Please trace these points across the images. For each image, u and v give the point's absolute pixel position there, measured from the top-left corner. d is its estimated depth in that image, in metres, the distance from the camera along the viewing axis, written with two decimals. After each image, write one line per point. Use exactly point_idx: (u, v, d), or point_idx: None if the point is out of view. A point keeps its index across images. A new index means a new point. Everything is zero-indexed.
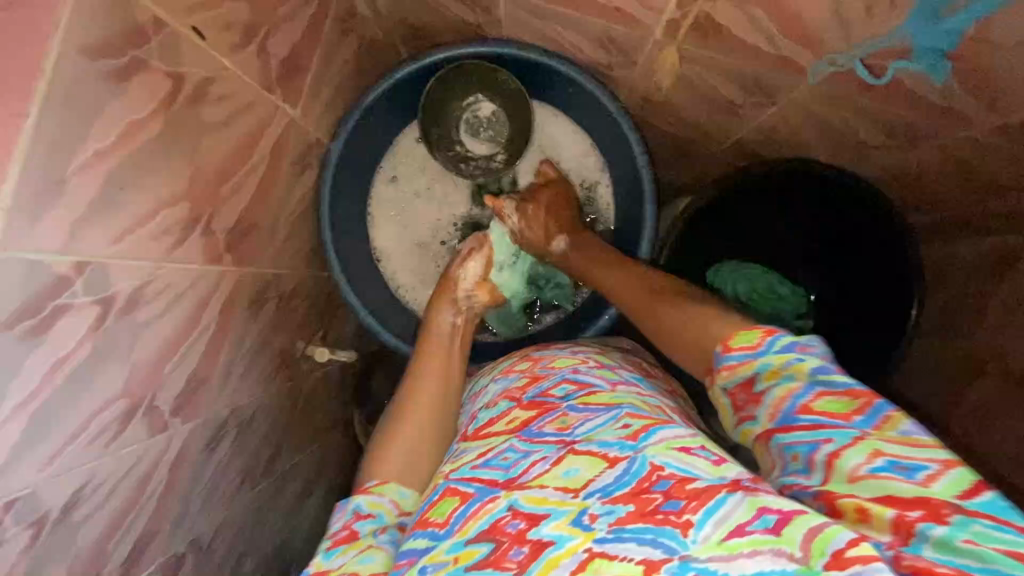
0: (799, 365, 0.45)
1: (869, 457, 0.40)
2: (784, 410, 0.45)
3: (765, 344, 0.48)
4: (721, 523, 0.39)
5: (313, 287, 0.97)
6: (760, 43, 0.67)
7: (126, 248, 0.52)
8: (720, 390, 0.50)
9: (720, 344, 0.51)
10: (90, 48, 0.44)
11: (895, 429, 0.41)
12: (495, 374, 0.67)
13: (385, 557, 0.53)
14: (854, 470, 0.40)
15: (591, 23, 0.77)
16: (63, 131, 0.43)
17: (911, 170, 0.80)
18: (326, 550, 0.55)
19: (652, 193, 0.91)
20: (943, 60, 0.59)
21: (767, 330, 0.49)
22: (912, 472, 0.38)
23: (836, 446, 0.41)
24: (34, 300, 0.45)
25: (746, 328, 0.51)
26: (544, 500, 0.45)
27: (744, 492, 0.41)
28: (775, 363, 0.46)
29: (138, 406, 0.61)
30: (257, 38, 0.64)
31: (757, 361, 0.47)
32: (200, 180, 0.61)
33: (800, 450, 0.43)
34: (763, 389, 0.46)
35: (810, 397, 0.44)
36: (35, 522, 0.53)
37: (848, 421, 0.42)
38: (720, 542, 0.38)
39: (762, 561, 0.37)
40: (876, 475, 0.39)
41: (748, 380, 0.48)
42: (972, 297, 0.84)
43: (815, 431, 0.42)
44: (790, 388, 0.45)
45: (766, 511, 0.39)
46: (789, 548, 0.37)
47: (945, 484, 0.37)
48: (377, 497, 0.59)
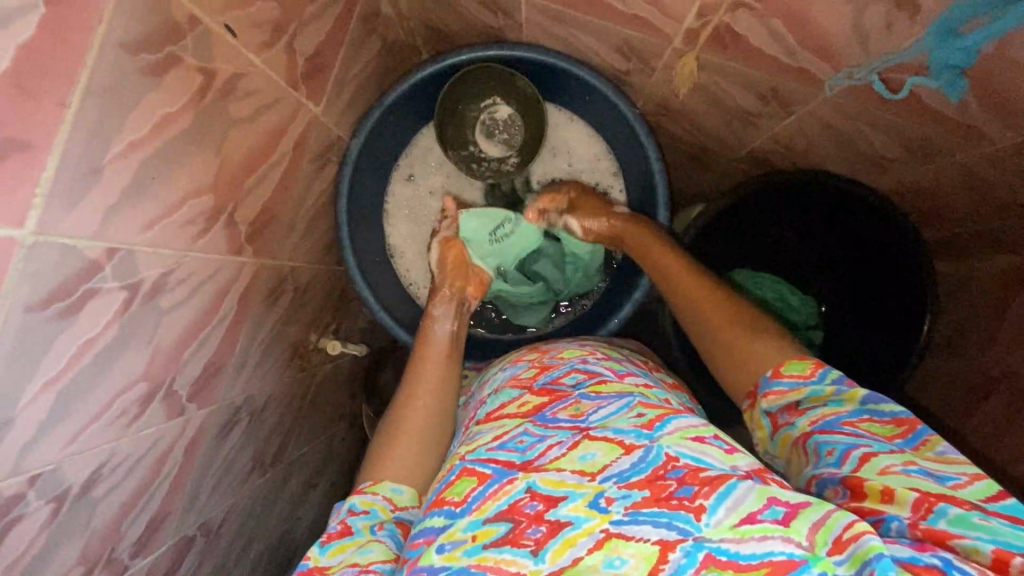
0: (851, 392, 0.48)
1: (903, 462, 0.42)
2: (827, 420, 0.47)
3: (817, 373, 0.50)
4: (733, 510, 0.41)
5: (327, 281, 0.99)
6: (779, 54, 0.68)
7: (154, 236, 0.54)
8: (762, 412, 0.53)
9: (771, 369, 0.54)
10: (130, 43, 0.46)
11: (933, 450, 0.43)
12: (504, 363, 0.69)
13: (383, 548, 0.53)
14: (887, 466, 0.42)
15: (611, 30, 0.78)
16: (101, 122, 0.45)
17: (928, 184, 0.80)
18: (320, 544, 0.54)
19: (665, 199, 0.92)
20: (960, 78, 0.59)
21: (818, 363, 0.51)
22: (942, 479, 0.41)
23: (873, 450, 0.43)
24: (66, 283, 0.47)
25: (796, 358, 0.53)
26: (561, 483, 0.46)
27: (754, 482, 0.43)
28: (826, 390, 0.49)
29: (158, 389, 0.63)
30: (284, 37, 0.65)
31: (807, 386, 0.50)
32: (226, 173, 0.62)
33: (837, 446, 0.45)
34: (809, 408, 0.49)
35: (857, 419, 0.46)
36: (55, 499, 0.55)
37: (891, 440, 0.44)
38: (731, 527, 0.40)
39: (771, 544, 0.39)
40: (908, 473, 0.41)
41: (793, 402, 0.51)
42: (985, 316, 0.83)
43: (855, 436, 0.45)
44: (835, 408, 0.48)
45: (776, 503, 0.41)
46: (796, 537, 0.39)
47: (973, 489, 0.40)
48: (370, 495, 0.59)
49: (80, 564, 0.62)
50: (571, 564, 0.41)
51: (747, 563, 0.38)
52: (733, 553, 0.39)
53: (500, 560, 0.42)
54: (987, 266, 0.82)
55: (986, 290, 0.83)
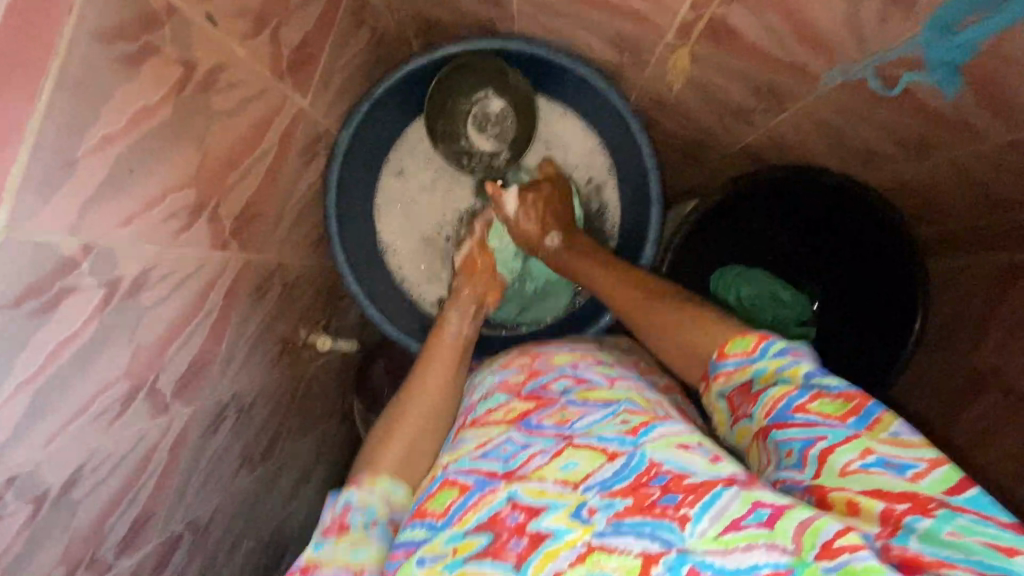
0: (794, 369, 0.47)
1: (860, 455, 0.41)
2: (780, 408, 0.46)
3: (759, 349, 0.50)
4: (717, 518, 0.40)
5: (316, 276, 0.98)
6: (774, 48, 0.67)
7: (133, 232, 0.53)
8: (717, 394, 0.53)
9: (715, 351, 0.53)
10: (104, 33, 0.44)
11: (886, 431, 0.42)
12: (494, 367, 0.68)
13: (375, 553, 0.54)
14: (845, 465, 0.42)
15: (603, 23, 0.77)
16: (74, 115, 0.44)
17: (921, 182, 0.80)
18: (316, 541, 0.54)
19: (659, 195, 0.91)
20: (954, 74, 0.58)
21: (760, 336, 0.50)
22: (902, 469, 0.40)
23: (830, 444, 0.43)
24: (41, 280, 0.46)
25: (739, 334, 0.53)
26: (543, 493, 0.46)
27: (739, 487, 0.41)
28: (771, 367, 0.48)
29: (140, 387, 0.62)
30: (268, 27, 0.64)
31: (753, 366, 0.49)
32: (209, 167, 0.61)
33: (794, 446, 0.44)
34: (760, 391, 0.48)
35: (806, 399, 0.45)
36: (35, 499, 0.54)
37: (844, 423, 0.43)
38: (716, 537, 0.40)
39: (757, 555, 0.38)
40: (867, 470, 0.41)
41: (743, 383, 0.50)
42: (975, 314, 0.84)
43: (809, 428, 0.44)
44: (786, 390, 0.46)
45: (760, 506, 0.40)
46: (782, 541, 0.38)
47: (933, 480, 0.39)
48: (368, 490, 0.58)
49: (62, 564, 0.61)
50: None
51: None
52: (718, 568, 0.38)
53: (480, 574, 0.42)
54: (978, 264, 0.83)
55: (976, 288, 0.84)
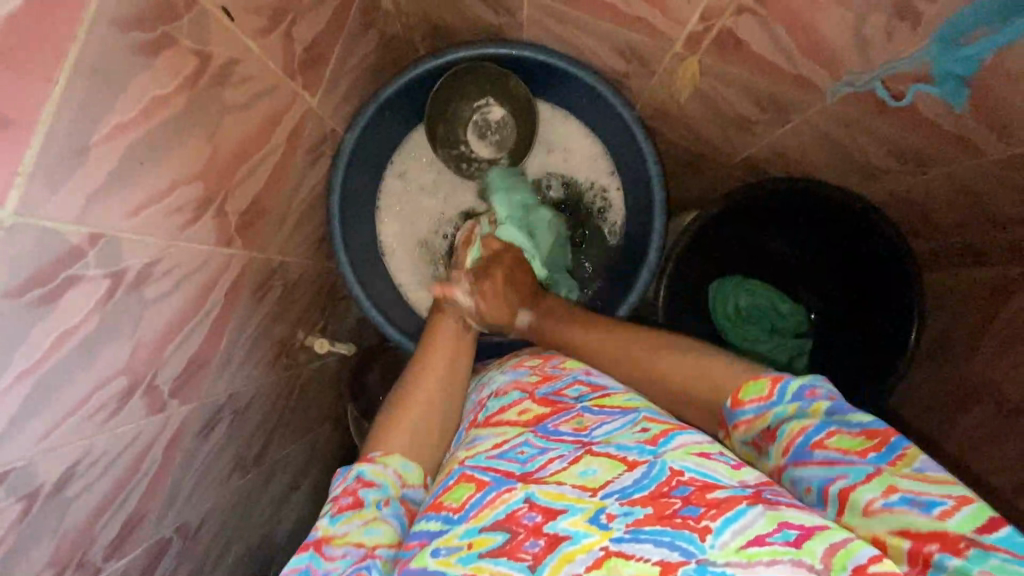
0: (812, 407, 0.48)
1: (883, 493, 0.41)
2: (797, 448, 0.47)
3: (775, 391, 0.50)
4: (740, 532, 0.40)
5: (317, 277, 0.97)
6: (780, 60, 0.68)
7: (140, 223, 0.52)
8: (739, 441, 0.53)
9: (731, 398, 0.54)
10: (122, 20, 0.44)
11: (910, 466, 0.42)
12: (503, 367, 0.68)
13: (388, 531, 0.52)
14: (868, 504, 0.41)
15: (611, 31, 0.78)
16: (89, 100, 0.43)
17: (920, 199, 0.81)
18: (329, 514, 0.53)
19: (663, 205, 0.92)
20: (961, 86, 0.59)
21: (774, 379, 0.52)
22: (928, 507, 0.39)
23: (850, 482, 0.43)
24: (46, 269, 0.44)
25: (753, 378, 0.54)
26: (562, 496, 0.45)
27: (764, 505, 0.41)
28: (790, 410, 0.49)
29: (139, 383, 0.60)
30: (282, 24, 0.64)
31: (770, 410, 0.50)
32: (218, 163, 0.60)
33: (812, 483, 0.45)
34: (778, 431, 0.49)
35: (824, 435, 0.46)
36: (26, 496, 0.52)
37: (864, 459, 0.43)
38: (738, 550, 0.39)
39: (782, 570, 0.38)
40: (891, 509, 0.40)
41: (764, 427, 0.50)
42: (968, 328, 0.85)
43: (828, 467, 0.44)
44: (803, 426, 0.47)
45: (788, 526, 0.40)
46: (809, 559, 0.38)
47: (962, 518, 0.38)
48: (381, 467, 0.57)
49: (50, 566, 0.59)
50: None
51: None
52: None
53: (495, 572, 0.42)
54: (970, 278, 0.84)
55: (966, 299, 0.85)
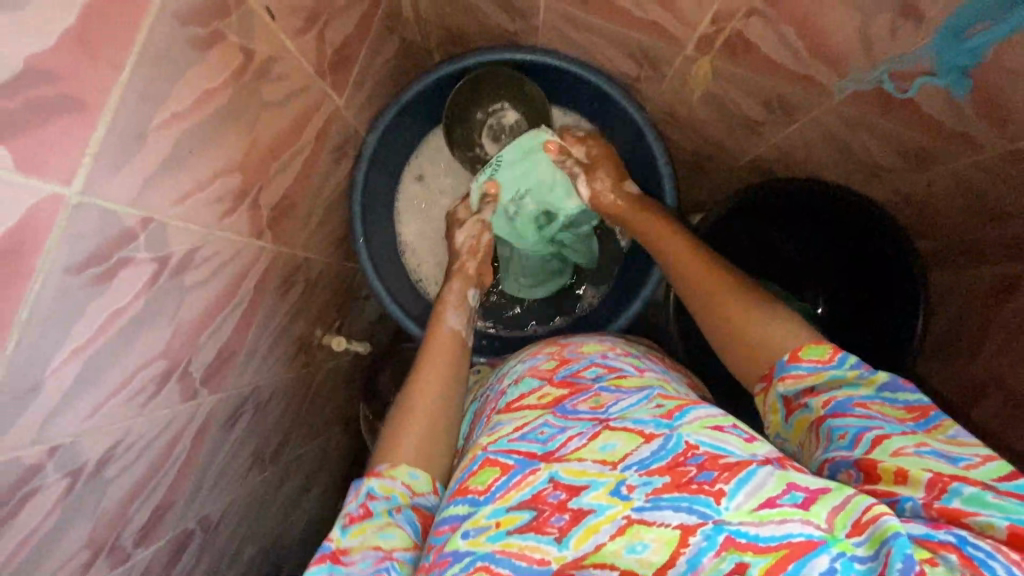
0: (870, 378, 0.49)
1: (915, 443, 0.43)
2: (840, 402, 0.48)
3: (837, 357, 0.51)
4: (754, 494, 0.42)
5: (335, 276, 0.99)
6: (787, 60, 0.71)
7: (185, 210, 0.55)
8: (777, 394, 0.54)
9: (788, 353, 0.54)
10: (182, 14, 0.47)
11: (945, 433, 0.45)
12: (521, 357, 0.70)
13: (403, 535, 0.54)
14: (901, 448, 0.43)
15: (625, 35, 0.81)
16: (151, 89, 0.46)
17: (921, 194, 0.85)
18: (340, 526, 0.54)
19: (673, 201, 0.94)
20: (965, 78, 0.62)
21: (837, 348, 0.52)
22: (955, 460, 0.42)
23: (885, 432, 0.45)
24: (103, 249, 0.47)
25: (815, 342, 0.54)
26: (584, 472, 0.47)
27: (773, 468, 0.44)
28: (848, 374, 0.50)
29: (175, 369, 0.62)
30: (317, 26, 0.67)
31: (828, 370, 0.51)
32: (255, 157, 0.63)
33: (848, 430, 0.46)
34: (824, 390, 0.50)
35: (871, 402, 0.48)
36: (71, 473, 0.54)
37: (903, 423, 0.46)
38: (751, 510, 0.41)
39: (791, 527, 0.40)
40: (920, 455, 0.42)
41: (810, 385, 0.51)
42: (971, 326, 0.88)
43: (867, 419, 0.46)
44: (850, 391, 0.49)
45: (795, 488, 0.42)
46: (816, 520, 0.40)
47: (985, 470, 0.41)
48: (389, 481, 0.58)
49: (86, 548, 0.61)
50: (595, 550, 0.43)
51: (766, 545, 0.40)
52: (753, 535, 0.40)
53: (525, 546, 0.44)
54: (972, 276, 0.87)
55: (969, 297, 0.88)
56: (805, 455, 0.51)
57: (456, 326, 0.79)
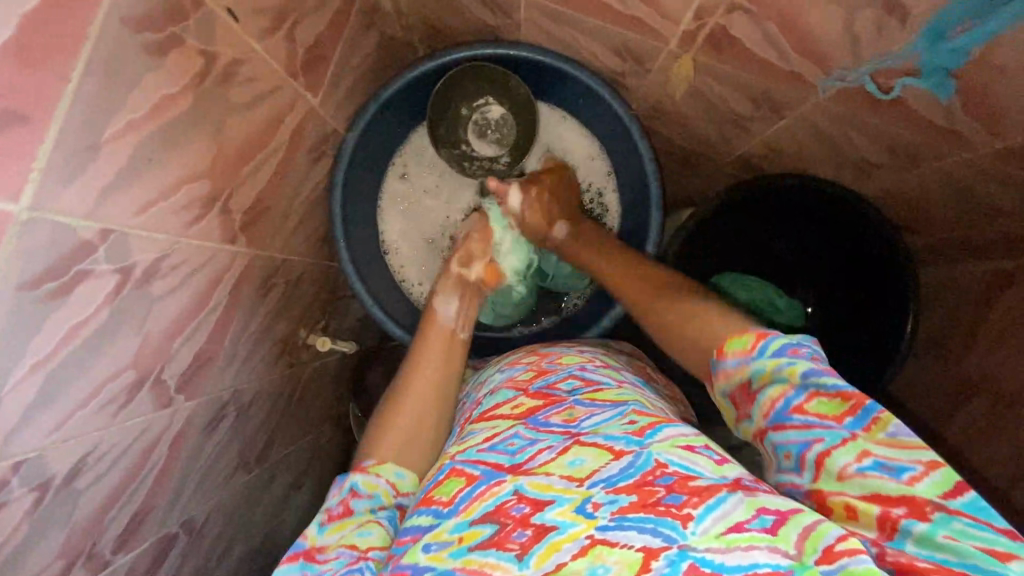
0: (792, 368, 0.47)
1: (857, 458, 0.42)
2: (777, 411, 0.47)
3: (758, 347, 0.50)
4: (722, 518, 0.41)
5: (318, 277, 0.98)
6: (772, 57, 0.69)
7: (149, 219, 0.53)
8: (720, 392, 0.53)
9: (715, 350, 0.54)
10: (133, 20, 0.45)
11: (884, 431, 0.42)
12: (500, 365, 0.69)
13: (382, 533, 0.53)
14: (843, 468, 0.42)
15: (607, 30, 0.79)
16: (102, 98, 0.45)
17: (912, 192, 0.83)
18: (319, 523, 0.54)
19: (659, 201, 0.93)
20: (948, 80, 0.60)
21: (760, 335, 0.51)
22: (898, 472, 0.41)
23: (826, 446, 0.43)
24: (59, 264, 0.46)
25: (739, 333, 0.54)
26: (550, 486, 0.46)
27: (743, 493, 0.43)
28: (769, 367, 0.48)
29: (146, 378, 0.62)
30: (285, 25, 0.65)
31: (751, 365, 0.50)
32: (223, 162, 0.62)
33: (792, 449, 0.45)
34: (758, 390, 0.49)
35: (803, 399, 0.45)
36: (39, 487, 0.53)
37: (840, 423, 0.43)
38: (718, 536, 0.41)
39: (758, 555, 0.39)
40: (864, 474, 0.41)
41: (742, 382, 0.50)
42: (962, 324, 0.87)
43: (806, 431, 0.45)
44: (781, 389, 0.47)
45: (765, 512, 0.42)
46: (783, 545, 0.40)
47: (929, 484, 0.40)
48: (374, 478, 0.58)
49: (60, 558, 0.60)
50: (555, 570, 0.41)
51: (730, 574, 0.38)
52: (717, 565, 0.39)
53: (484, 563, 0.43)
54: (966, 273, 0.85)
55: (962, 295, 0.87)
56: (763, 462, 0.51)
57: (452, 318, 0.76)
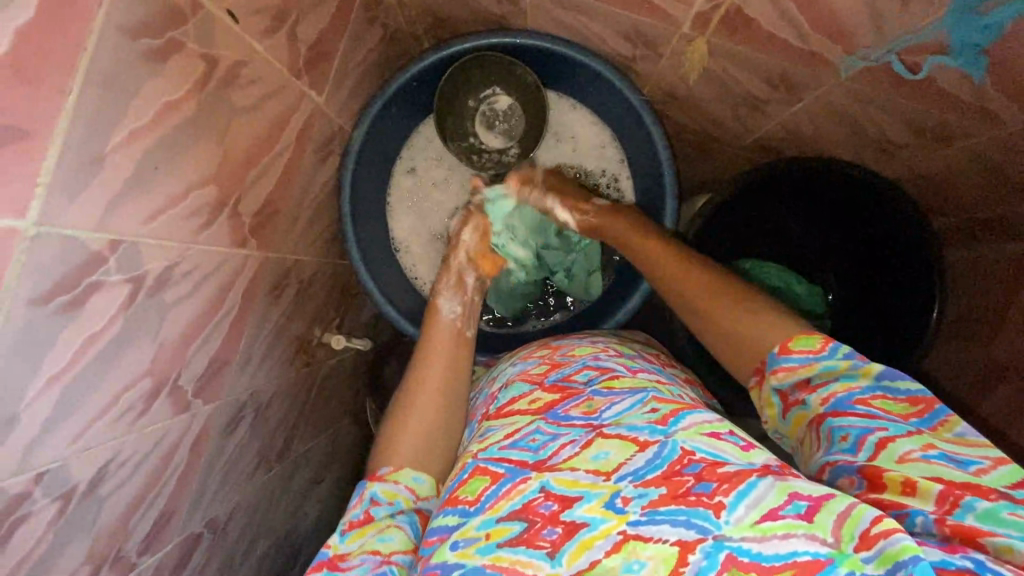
0: (866, 367, 0.47)
1: (922, 447, 0.41)
2: (838, 399, 0.46)
3: (828, 347, 0.49)
4: (755, 506, 0.40)
5: (330, 275, 0.98)
6: (790, 37, 0.67)
7: (158, 227, 0.53)
8: (771, 388, 0.52)
9: (777, 346, 0.52)
10: (131, 28, 0.44)
11: (951, 431, 0.42)
12: (513, 359, 0.68)
13: (403, 538, 0.53)
14: (907, 453, 0.41)
15: (617, 15, 0.76)
16: (103, 109, 0.44)
17: (939, 171, 0.79)
18: (340, 531, 0.54)
19: (675, 188, 0.91)
20: (979, 57, 0.57)
21: (826, 338, 0.50)
22: (965, 464, 0.40)
23: (890, 433, 0.42)
24: (69, 276, 0.46)
25: (803, 333, 0.52)
26: (576, 482, 0.45)
27: (774, 477, 0.41)
28: (841, 364, 0.47)
29: (163, 385, 0.62)
30: (287, 24, 0.64)
31: (820, 361, 0.49)
32: (229, 166, 0.61)
33: (850, 431, 0.44)
34: (820, 384, 0.48)
35: (870, 395, 0.45)
36: (62, 496, 0.54)
37: (907, 420, 0.43)
38: (753, 524, 0.39)
39: (796, 543, 0.38)
40: (928, 460, 0.40)
41: (804, 378, 0.49)
42: (994, 306, 0.83)
43: (869, 418, 0.44)
44: (847, 383, 0.46)
45: (798, 497, 0.40)
46: (820, 533, 0.38)
47: (997, 476, 0.39)
48: (393, 485, 0.57)
49: (87, 563, 0.61)
50: (589, 567, 0.40)
51: (771, 564, 0.37)
52: (756, 554, 0.38)
53: (516, 561, 0.42)
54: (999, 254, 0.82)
55: (993, 278, 0.83)
56: (804, 456, 0.49)
57: (454, 316, 0.76)
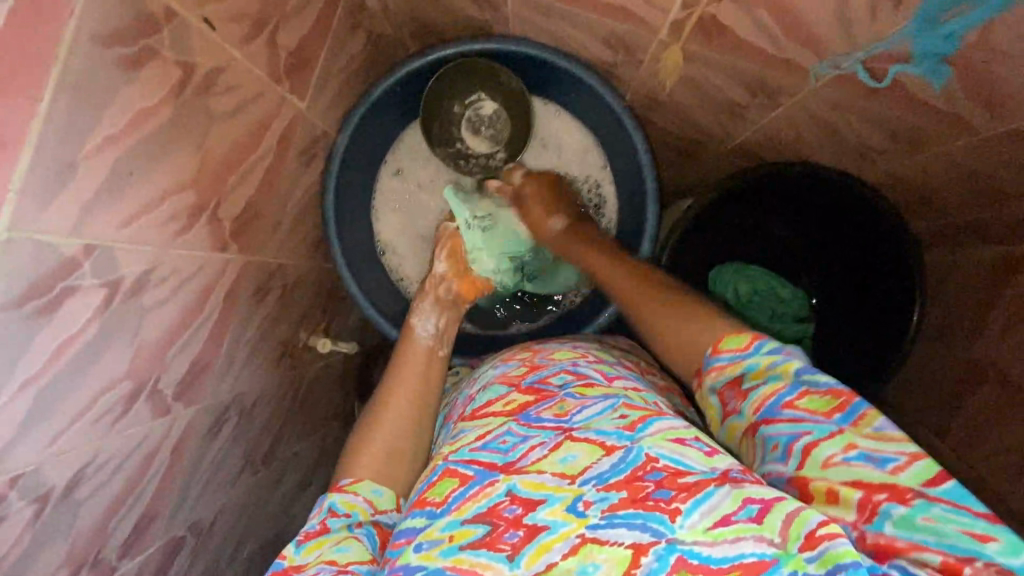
0: (786, 365, 0.46)
1: (844, 449, 0.41)
2: (768, 406, 0.45)
3: (753, 346, 0.48)
4: (710, 512, 0.41)
5: (315, 279, 0.98)
6: (764, 44, 0.68)
7: (134, 232, 0.54)
8: (708, 390, 0.51)
9: (709, 347, 0.52)
10: (104, 35, 0.45)
11: (871, 426, 0.42)
12: (495, 361, 0.68)
13: (360, 549, 0.53)
14: (828, 458, 0.42)
15: (596, 22, 0.78)
16: (75, 116, 0.45)
17: (917, 176, 0.80)
18: (295, 543, 0.54)
19: (655, 194, 0.93)
20: (942, 65, 0.59)
21: (755, 334, 0.49)
22: (882, 463, 0.40)
23: (814, 438, 0.43)
24: (43, 281, 0.46)
25: (734, 330, 0.52)
26: (542, 485, 0.45)
27: (731, 485, 0.42)
28: (763, 363, 0.47)
29: (142, 388, 0.62)
30: (266, 30, 0.65)
31: (745, 361, 0.48)
32: (207, 172, 0.62)
33: (780, 439, 0.44)
34: (749, 386, 0.47)
35: (795, 396, 0.44)
36: (39, 499, 0.55)
37: (829, 419, 0.43)
38: (706, 530, 0.40)
39: (744, 547, 0.39)
40: (849, 463, 0.41)
41: (735, 377, 0.48)
42: (973, 310, 0.84)
43: (794, 424, 0.44)
44: (773, 385, 0.46)
45: (751, 502, 0.41)
46: (768, 535, 0.39)
47: (913, 472, 0.39)
48: (352, 495, 0.58)
49: (65, 565, 0.61)
50: (545, 570, 0.41)
51: (718, 567, 0.38)
52: (704, 556, 0.39)
53: (476, 563, 0.42)
54: (977, 260, 0.82)
55: (972, 283, 0.84)
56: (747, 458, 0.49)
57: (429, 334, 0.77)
